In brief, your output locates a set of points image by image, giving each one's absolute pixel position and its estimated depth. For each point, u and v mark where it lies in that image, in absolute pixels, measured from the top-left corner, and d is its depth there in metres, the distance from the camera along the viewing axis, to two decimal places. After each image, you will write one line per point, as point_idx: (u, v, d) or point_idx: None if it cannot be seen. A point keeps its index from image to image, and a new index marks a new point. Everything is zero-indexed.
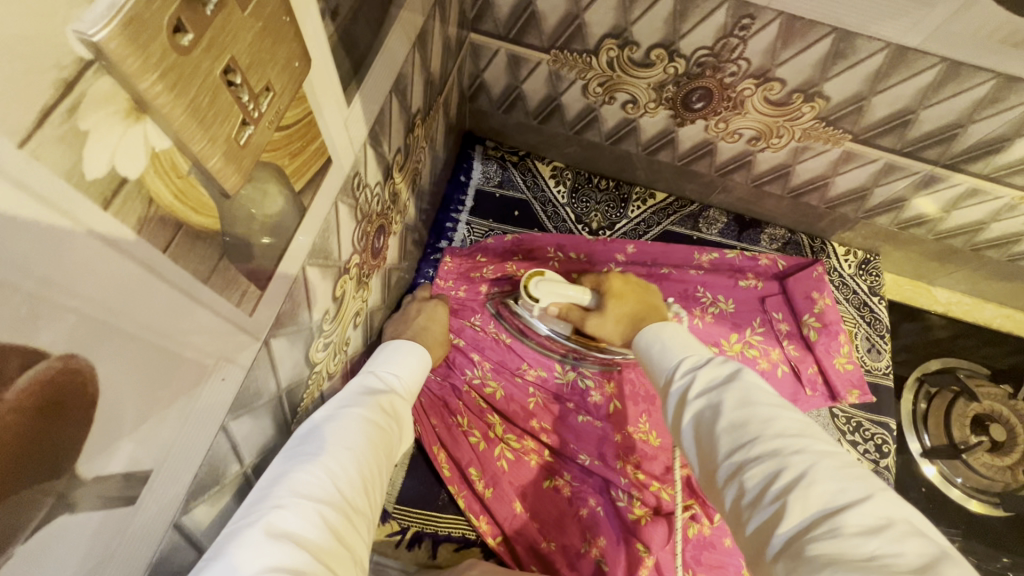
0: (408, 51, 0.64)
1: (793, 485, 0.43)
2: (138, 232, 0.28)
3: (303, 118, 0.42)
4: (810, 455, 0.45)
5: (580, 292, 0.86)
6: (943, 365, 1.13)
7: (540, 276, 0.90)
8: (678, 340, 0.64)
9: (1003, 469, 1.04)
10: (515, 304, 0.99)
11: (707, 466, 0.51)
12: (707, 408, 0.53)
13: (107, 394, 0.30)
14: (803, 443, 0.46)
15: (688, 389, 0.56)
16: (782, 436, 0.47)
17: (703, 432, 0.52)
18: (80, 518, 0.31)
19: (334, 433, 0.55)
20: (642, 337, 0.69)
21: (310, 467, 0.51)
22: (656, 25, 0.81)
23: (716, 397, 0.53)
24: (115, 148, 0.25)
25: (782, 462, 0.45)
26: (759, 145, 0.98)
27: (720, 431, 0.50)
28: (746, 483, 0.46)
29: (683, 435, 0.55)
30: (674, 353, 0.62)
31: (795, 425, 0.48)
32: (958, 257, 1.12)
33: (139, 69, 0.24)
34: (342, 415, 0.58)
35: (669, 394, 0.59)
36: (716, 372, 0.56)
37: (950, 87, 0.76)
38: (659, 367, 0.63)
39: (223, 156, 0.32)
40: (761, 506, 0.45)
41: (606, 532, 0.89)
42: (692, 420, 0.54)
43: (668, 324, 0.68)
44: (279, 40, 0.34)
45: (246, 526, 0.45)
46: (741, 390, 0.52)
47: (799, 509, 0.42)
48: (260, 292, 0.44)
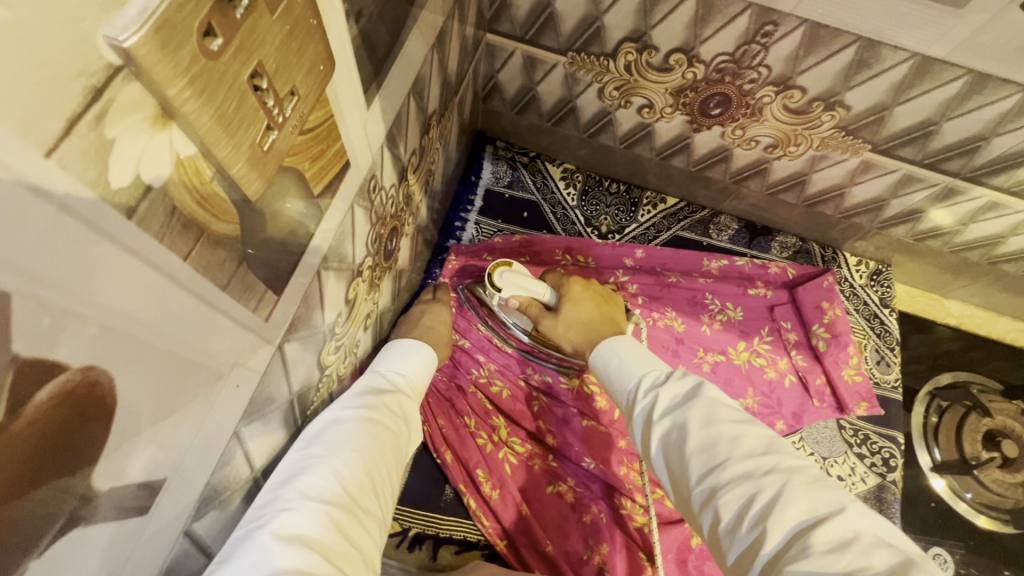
0: (427, 53, 0.63)
1: (769, 508, 0.43)
2: (161, 241, 0.28)
3: (325, 121, 0.41)
4: (780, 471, 0.45)
5: (541, 289, 0.86)
6: (954, 378, 1.12)
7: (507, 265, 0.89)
8: (634, 355, 0.64)
9: (1012, 486, 1.03)
10: (483, 292, 0.99)
11: (682, 492, 0.50)
12: (673, 429, 0.52)
13: (124, 404, 0.29)
14: (770, 460, 0.46)
15: (652, 409, 0.55)
16: (751, 454, 0.47)
17: (672, 455, 0.51)
18: (94, 530, 0.31)
19: (340, 435, 0.54)
20: (598, 353, 0.68)
21: (317, 470, 0.50)
22: (676, 30, 0.80)
23: (681, 416, 0.52)
24: (141, 156, 0.25)
25: (755, 483, 0.45)
26: (775, 153, 0.97)
27: (689, 455, 0.49)
28: (721, 511, 0.46)
29: (654, 460, 0.54)
30: (632, 371, 0.62)
31: (760, 442, 0.48)
32: (973, 270, 1.10)
33: (167, 75, 0.24)
34: (347, 416, 0.57)
35: (634, 417, 0.58)
36: (677, 389, 0.55)
37: (976, 99, 0.75)
38: (621, 388, 0.62)
39: (247, 162, 0.32)
40: (740, 533, 0.44)
41: (609, 539, 0.89)
42: (659, 443, 0.53)
43: (623, 337, 0.68)
44: (306, 43, 0.34)
45: (253, 528, 0.45)
46: (704, 408, 0.51)
47: (777, 531, 0.42)
48: (276, 296, 0.43)
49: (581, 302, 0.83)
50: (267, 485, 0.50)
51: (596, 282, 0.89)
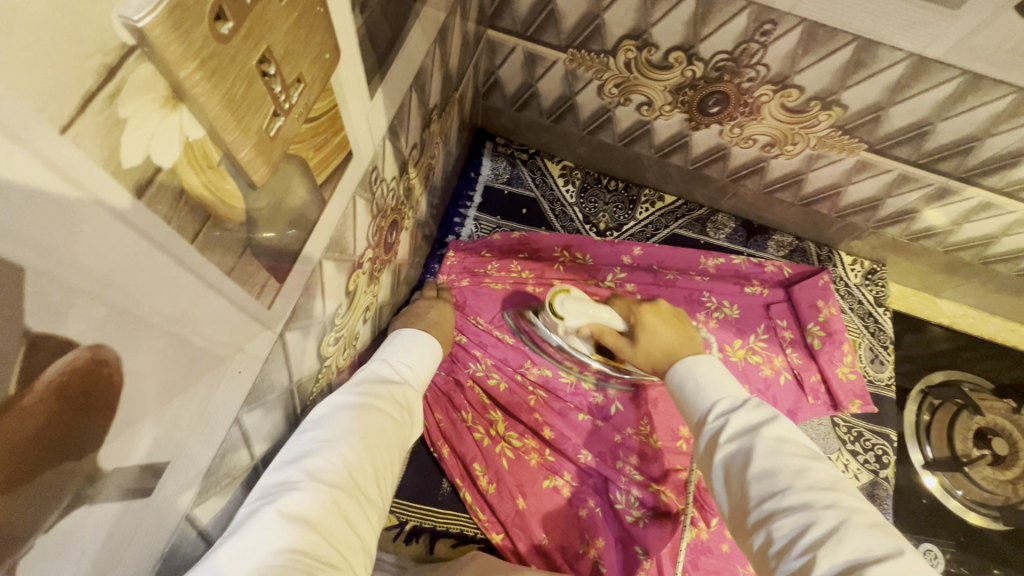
0: (429, 47, 0.64)
1: (824, 538, 0.43)
2: (167, 221, 0.28)
3: (329, 110, 0.41)
4: (841, 509, 0.45)
5: (606, 316, 0.85)
6: (946, 377, 1.13)
7: (567, 292, 0.88)
8: (713, 377, 0.63)
9: (1004, 483, 1.04)
10: (534, 317, 0.97)
11: (736, 513, 0.51)
12: (738, 453, 0.52)
13: (130, 385, 0.30)
14: (835, 497, 0.46)
15: (720, 431, 0.55)
16: (813, 487, 0.47)
17: (733, 477, 0.52)
18: (99, 509, 0.31)
19: (349, 420, 0.55)
20: (676, 371, 0.67)
21: (324, 452, 0.51)
22: (675, 28, 0.81)
23: (749, 440, 0.52)
24: (151, 136, 0.25)
25: (813, 514, 0.45)
26: (772, 151, 0.98)
27: (750, 478, 0.50)
28: (775, 532, 0.46)
29: (713, 479, 0.54)
30: (708, 391, 0.61)
31: (825, 478, 0.48)
32: (967, 270, 1.11)
33: (179, 56, 0.24)
34: (357, 401, 0.58)
35: (700, 434, 0.58)
36: (749, 417, 0.55)
37: (970, 100, 0.76)
38: (693, 407, 0.61)
39: (254, 147, 0.32)
40: (789, 557, 0.44)
41: (605, 533, 0.89)
42: (721, 464, 0.53)
43: (700, 356, 0.67)
44: (313, 31, 0.34)
45: (259, 505, 0.47)
46: (773, 438, 0.52)
47: (829, 560, 0.42)
48: (278, 284, 0.43)
49: (656, 329, 0.79)
50: (276, 462, 0.52)
51: (664, 304, 0.86)
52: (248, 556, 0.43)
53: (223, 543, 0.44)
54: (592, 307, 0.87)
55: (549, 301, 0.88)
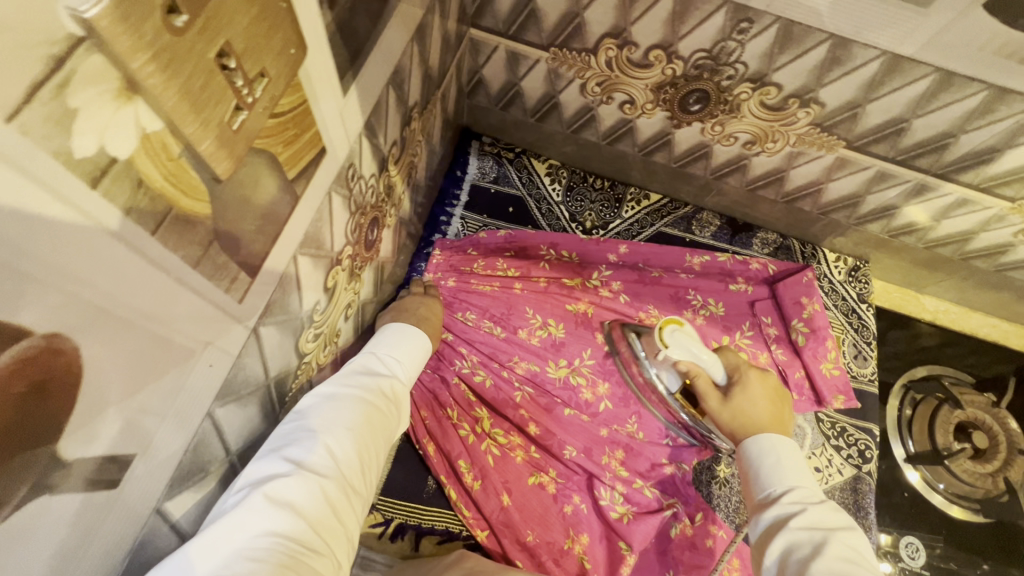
0: (406, 45, 0.64)
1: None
2: (126, 213, 0.28)
3: (298, 106, 0.42)
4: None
5: (710, 366, 0.79)
6: (929, 372, 1.14)
7: (677, 325, 0.81)
8: (795, 468, 0.65)
9: (985, 476, 1.05)
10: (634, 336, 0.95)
11: None
12: (806, 544, 0.55)
13: (91, 376, 0.30)
14: None
15: (791, 518, 0.58)
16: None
17: (793, 564, 0.54)
18: (60, 500, 0.31)
19: (338, 410, 0.56)
20: (754, 442, 0.69)
21: (314, 441, 0.53)
22: (654, 27, 0.81)
23: (821, 535, 0.55)
24: (105, 128, 0.25)
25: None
26: (754, 149, 0.99)
27: (813, 567, 0.52)
28: None
29: (770, 561, 0.57)
30: (787, 480, 0.63)
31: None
32: (947, 266, 1.13)
33: (130, 48, 0.24)
34: (348, 392, 0.58)
35: (767, 514, 0.61)
36: (823, 516, 0.57)
37: (944, 97, 0.77)
38: (765, 487, 0.64)
39: (216, 139, 0.32)
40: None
41: (589, 529, 0.90)
42: (783, 546, 0.56)
43: (786, 440, 0.69)
44: (275, 27, 0.34)
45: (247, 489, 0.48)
46: (844, 545, 0.54)
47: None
48: (249, 279, 0.44)
49: (757, 396, 0.75)
50: (266, 447, 0.53)
51: (777, 380, 0.80)
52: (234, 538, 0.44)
53: (209, 525, 0.45)
54: (703, 350, 0.80)
55: (658, 327, 0.81)
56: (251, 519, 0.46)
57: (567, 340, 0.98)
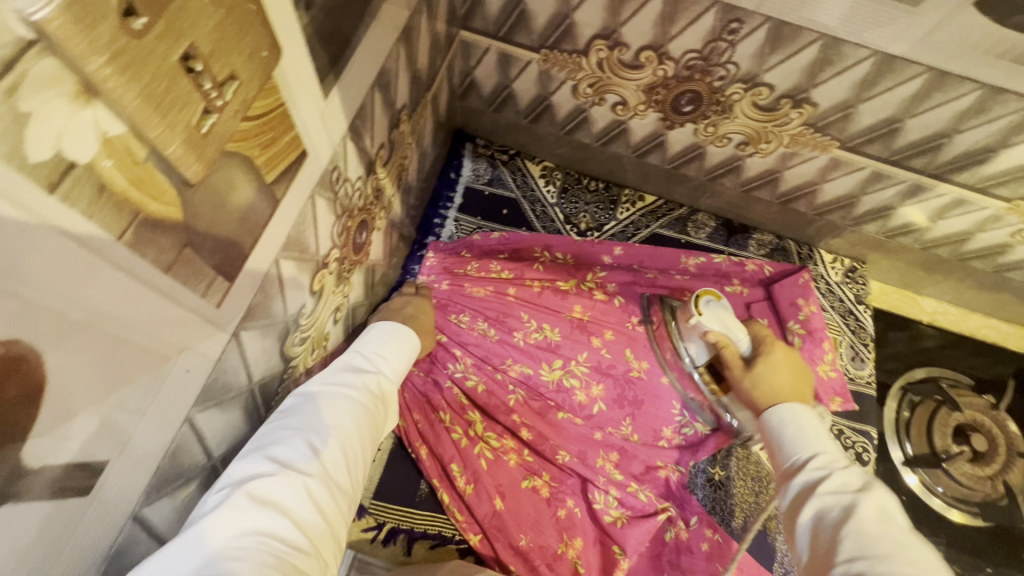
0: (392, 47, 0.64)
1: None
2: (89, 217, 0.28)
3: (275, 108, 0.42)
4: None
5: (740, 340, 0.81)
6: (927, 373, 1.13)
7: (715, 298, 0.85)
8: (816, 432, 0.61)
9: (984, 479, 1.04)
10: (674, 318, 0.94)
11: (818, 565, 0.49)
12: (835, 507, 0.51)
13: (55, 382, 0.29)
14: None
15: (818, 484, 0.54)
16: (914, 561, 0.44)
17: (824, 531, 0.50)
18: (26, 507, 0.31)
19: (321, 408, 0.55)
20: (774, 411, 0.66)
21: (295, 439, 0.52)
22: (645, 28, 0.81)
23: (848, 496, 0.51)
24: (61, 131, 0.25)
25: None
26: (747, 150, 0.98)
27: (846, 533, 0.48)
28: None
29: (799, 530, 0.53)
30: (809, 445, 0.60)
31: (928, 557, 0.45)
32: (945, 267, 1.12)
33: (84, 50, 0.24)
34: (330, 390, 0.58)
35: (793, 482, 0.57)
36: (851, 479, 0.53)
37: (937, 96, 0.76)
38: (788, 455, 0.61)
39: (184, 143, 0.32)
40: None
41: (583, 533, 0.89)
42: (812, 514, 0.52)
43: (809, 410, 0.66)
44: (245, 28, 0.34)
45: (227, 489, 0.47)
46: (876, 502, 0.50)
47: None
48: (227, 283, 0.43)
49: (780, 366, 0.74)
50: (247, 448, 0.52)
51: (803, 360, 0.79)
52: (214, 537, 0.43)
53: (189, 526, 0.44)
54: (735, 325, 0.82)
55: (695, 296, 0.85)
56: (231, 518, 0.45)
57: (563, 343, 0.97)
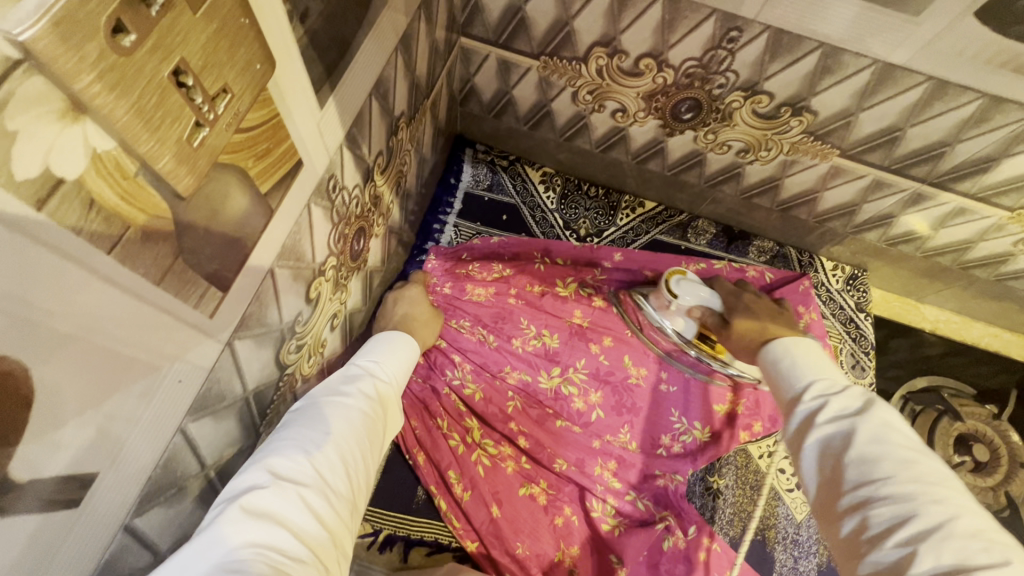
0: (389, 56, 0.64)
1: (927, 530, 0.41)
2: (77, 233, 0.28)
3: (269, 120, 0.42)
4: (950, 506, 0.42)
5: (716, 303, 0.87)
6: (929, 383, 1.12)
7: (681, 273, 0.90)
8: (812, 363, 0.61)
9: (986, 490, 1.03)
10: (643, 298, 0.95)
11: (826, 499, 0.49)
12: (837, 437, 0.50)
13: (43, 396, 0.29)
14: (941, 493, 0.43)
15: (819, 415, 0.53)
16: (918, 480, 0.44)
17: (829, 462, 0.50)
18: (14, 521, 0.31)
19: (316, 418, 0.56)
20: (772, 350, 0.66)
21: (291, 450, 0.52)
22: (644, 35, 0.81)
23: (849, 425, 0.51)
24: (49, 149, 0.25)
25: (917, 505, 0.42)
26: (747, 157, 0.98)
27: (850, 463, 0.48)
28: (869, 518, 0.44)
29: (805, 463, 0.52)
30: (807, 376, 0.59)
31: (931, 471, 0.45)
32: (947, 275, 1.11)
33: (72, 68, 0.24)
34: (325, 400, 0.58)
35: (794, 414, 0.56)
36: (851, 405, 0.53)
37: (937, 106, 0.76)
38: (788, 389, 0.60)
39: (175, 157, 0.32)
40: (885, 543, 0.42)
41: (580, 542, 0.89)
42: (816, 446, 0.51)
43: (806, 343, 0.65)
44: (238, 42, 0.34)
45: (224, 503, 0.47)
46: (877, 424, 0.49)
47: (930, 554, 0.39)
48: (221, 293, 0.43)
49: None
50: (247, 463, 0.52)
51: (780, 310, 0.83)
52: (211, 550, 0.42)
53: (188, 541, 0.44)
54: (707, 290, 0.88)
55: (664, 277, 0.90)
56: (227, 531, 0.44)
57: (562, 350, 0.96)
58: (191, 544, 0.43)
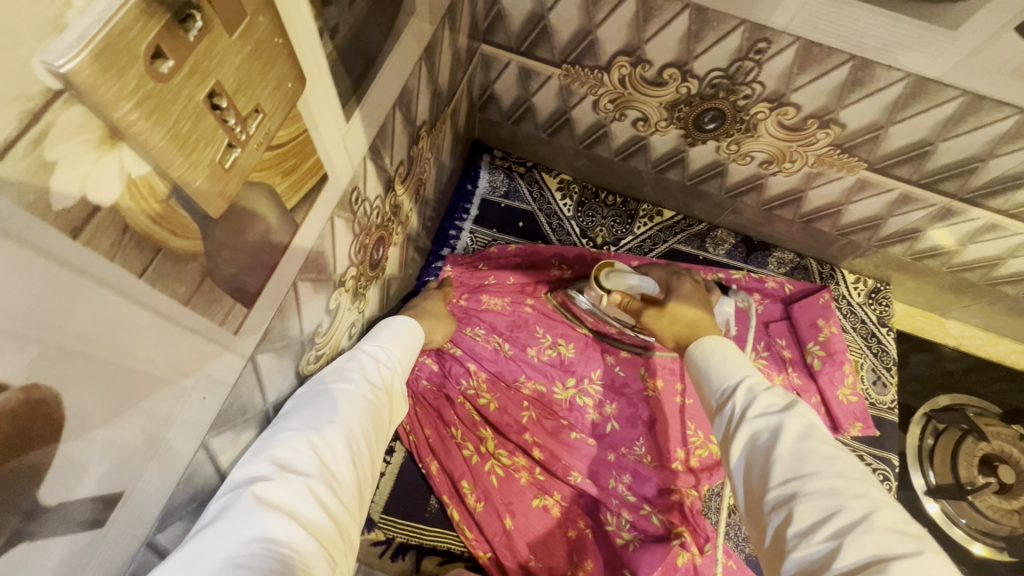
0: (414, 66, 0.63)
1: (851, 527, 0.41)
2: (111, 257, 0.28)
3: (298, 136, 0.41)
4: (869, 500, 0.43)
5: (653, 287, 0.84)
6: (952, 401, 1.10)
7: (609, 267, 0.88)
8: (737, 354, 0.58)
9: (1010, 513, 0.99)
10: (578, 293, 0.96)
11: (755, 498, 0.48)
12: (765, 432, 0.49)
13: (72, 422, 0.29)
14: (862, 487, 0.44)
15: (745, 408, 0.52)
16: (841, 476, 0.45)
17: (756, 460, 0.49)
18: (42, 545, 0.30)
19: (321, 406, 0.54)
20: (698, 346, 0.61)
21: (294, 438, 0.50)
22: (670, 45, 0.79)
23: (776, 420, 0.49)
24: (86, 176, 0.25)
25: (840, 502, 0.43)
26: (770, 169, 0.96)
27: (777, 460, 0.47)
28: (796, 515, 0.44)
29: (734, 462, 0.51)
30: (733, 367, 0.56)
31: (850, 465, 0.46)
32: (973, 291, 1.09)
33: (112, 98, 0.24)
34: (327, 389, 0.57)
35: (721, 412, 0.54)
36: (777, 398, 0.52)
37: (971, 121, 0.74)
38: (710, 386, 0.57)
39: (207, 179, 0.32)
40: (809, 542, 0.42)
41: (594, 555, 0.86)
42: (743, 443, 0.50)
43: (725, 340, 0.61)
44: (271, 62, 0.34)
45: (228, 495, 0.45)
46: (802, 419, 0.49)
47: (854, 551, 0.40)
48: (246, 308, 0.43)
49: None
50: (250, 449, 0.50)
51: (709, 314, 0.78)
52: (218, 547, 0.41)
53: (192, 536, 0.42)
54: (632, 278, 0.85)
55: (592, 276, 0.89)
56: (233, 525, 0.42)
57: (576, 360, 0.97)
58: (199, 539, 0.41)
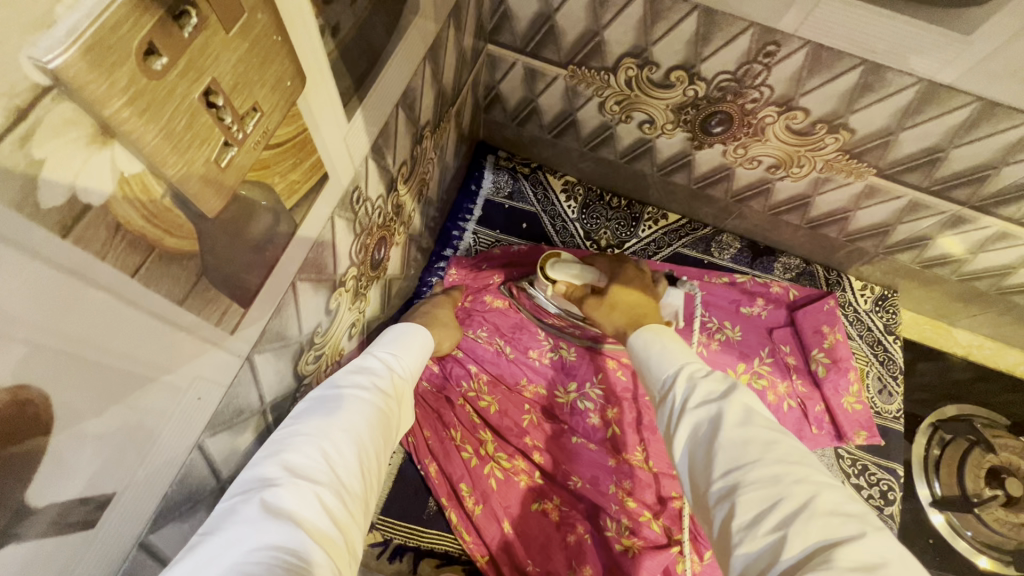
0: (417, 65, 0.63)
1: (795, 515, 0.40)
2: (102, 256, 0.27)
3: (297, 135, 0.41)
4: (811, 484, 0.41)
5: (596, 276, 0.82)
6: (959, 412, 1.08)
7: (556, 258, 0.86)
8: (679, 347, 0.57)
9: (1018, 527, 0.97)
10: (530, 286, 0.94)
11: (700, 495, 0.46)
12: (705, 422, 0.47)
13: (62, 422, 0.29)
14: (803, 472, 0.42)
15: (686, 400, 0.50)
16: (782, 461, 0.43)
17: (699, 451, 0.47)
18: (29, 546, 0.30)
19: (333, 411, 0.53)
20: (641, 336, 0.61)
21: (306, 443, 0.49)
22: (677, 47, 0.79)
23: (716, 408, 0.47)
24: (78, 172, 0.24)
25: (782, 490, 0.41)
26: (778, 173, 0.95)
27: (718, 448, 0.45)
28: (739, 507, 0.42)
29: (678, 455, 0.49)
30: (673, 360, 0.55)
31: (792, 450, 0.44)
32: (983, 301, 1.07)
33: (103, 95, 0.24)
34: (339, 393, 0.56)
35: (665, 406, 0.52)
36: (716, 385, 0.50)
37: (984, 128, 0.72)
38: (654, 376, 0.56)
39: (201, 179, 0.32)
40: (757, 533, 0.40)
41: (593, 562, 0.84)
42: (686, 434, 0.48)
43: (665, 330, 0.62)
44: (269, 60, 0.34)
45: (239, 500, 0.44)
46: (741, 405, 0.47)
47: (800, 541, 0.38)
48: (243, 309, 0.42)
49: None
50: (259, 455, 0.50)
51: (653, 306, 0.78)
52: (227, 553, 0.40)
53: (199, 541, 0.42)
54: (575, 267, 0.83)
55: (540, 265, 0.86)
56: (244, 532, 0.42)
57: (576, 364, 0.94)
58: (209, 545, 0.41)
